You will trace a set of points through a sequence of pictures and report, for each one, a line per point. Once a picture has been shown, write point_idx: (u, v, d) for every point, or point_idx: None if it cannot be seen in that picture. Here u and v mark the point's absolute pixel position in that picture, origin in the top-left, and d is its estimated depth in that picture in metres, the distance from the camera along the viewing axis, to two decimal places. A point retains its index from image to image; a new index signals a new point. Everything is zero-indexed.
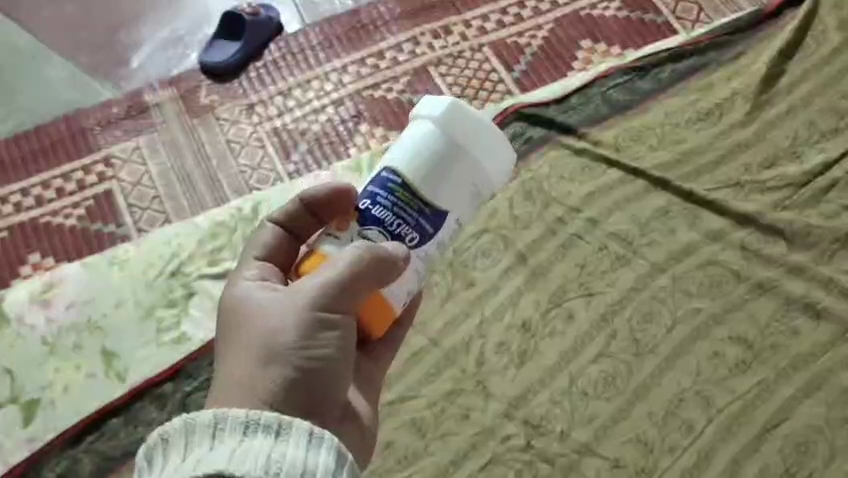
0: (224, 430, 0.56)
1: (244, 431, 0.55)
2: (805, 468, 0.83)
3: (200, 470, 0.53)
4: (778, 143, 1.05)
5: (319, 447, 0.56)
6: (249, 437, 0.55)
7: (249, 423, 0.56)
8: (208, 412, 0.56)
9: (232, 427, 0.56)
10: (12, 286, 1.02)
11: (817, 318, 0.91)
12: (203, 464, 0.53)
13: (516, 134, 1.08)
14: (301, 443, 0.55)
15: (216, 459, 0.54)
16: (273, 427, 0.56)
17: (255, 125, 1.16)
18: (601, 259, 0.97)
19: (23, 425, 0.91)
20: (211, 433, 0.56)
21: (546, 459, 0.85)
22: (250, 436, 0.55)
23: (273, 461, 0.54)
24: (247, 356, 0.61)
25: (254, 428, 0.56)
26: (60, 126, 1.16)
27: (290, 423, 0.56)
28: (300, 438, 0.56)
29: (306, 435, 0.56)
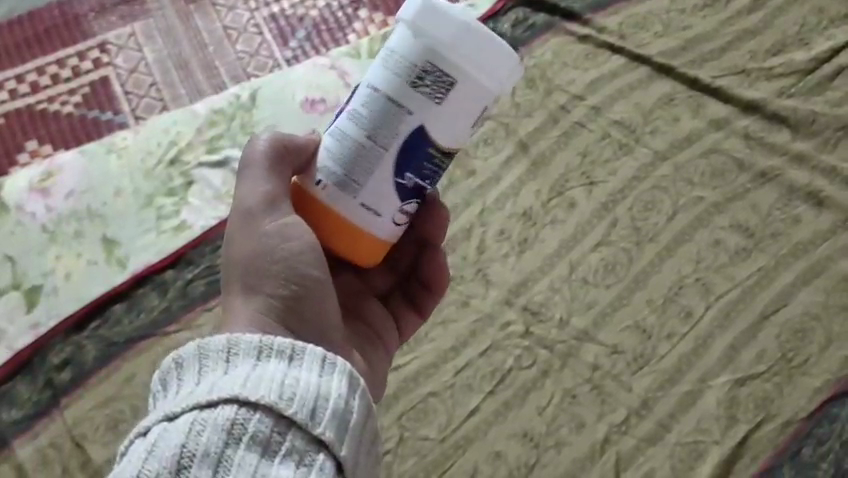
0: (238, 355, 0.50)
1: (258, 355, 0.50)
2: (801, 353, 0.84)
3: (212, 395, 0.47)
4: (786, 29, 1.02)
5: (331, 373, 0.50)
6: (262, 362, 0.50)
7: (262, 349, 0.50)
8: (221, 338, 0.51)
9: (245, 351, 0.50)
10: (10, 174, 1.00)
11: (818, 207, 0.91)
12: (211, 390, 0.47)
13: (519, 20, 1.06)
14: (315, 368, 0.50)
15: (225, 385, 0.47)
16: (286, 353, 0.50)
17: (251, 12, 1.14)
18: (601, 147, 0.96)
19: (26, 310, 0.91)
20: (224, 358, 0.50)
21: (544, 346, 0.85)
22: (263, 360, 0.50)
23: (286, 385, 0.48)
24: (233, 280, 0.58)
25: (267, 353, 0.50)
26: (53, 12, 1.13)
27: (303, 349, 0.51)
28: (313, 362, 0.50)
29: (318, 358, 0.50)
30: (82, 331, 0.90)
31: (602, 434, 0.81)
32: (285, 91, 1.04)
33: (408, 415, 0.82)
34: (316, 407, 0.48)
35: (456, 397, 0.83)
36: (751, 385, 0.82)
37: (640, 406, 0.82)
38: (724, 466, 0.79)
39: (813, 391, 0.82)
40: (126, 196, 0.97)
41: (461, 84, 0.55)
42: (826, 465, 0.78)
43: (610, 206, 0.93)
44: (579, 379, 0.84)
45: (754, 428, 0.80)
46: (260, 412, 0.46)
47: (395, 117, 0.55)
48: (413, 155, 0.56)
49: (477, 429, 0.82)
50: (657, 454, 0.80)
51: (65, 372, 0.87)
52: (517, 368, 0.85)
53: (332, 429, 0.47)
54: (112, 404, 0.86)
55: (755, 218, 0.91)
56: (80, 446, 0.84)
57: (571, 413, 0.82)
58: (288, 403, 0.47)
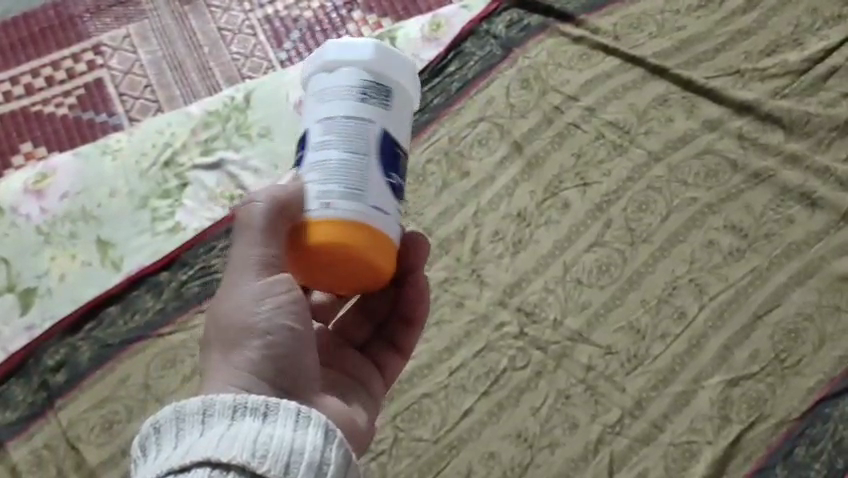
0: (213, 415, 0.51)
1: (232, 415, 0.51)
2: (794, 354, 0.84)
3: (188, 458, 0.48)
4: (780, 30, 1.02)
5: (306, 425, 0.51)
6: (237, 420, 0.51)
7: (237, 407, 0.51)
8: (196, 399, 0.52)
9: (220, 411, 0.51)
10: (5, 176, 1.01)
11: (812, 207, 0.91)
12: (187, 453, 0.49)
13: (514, 20, 1.06)
14: (290, 423, 0.51)
15: (199, 447, 0.49)
16: (260, 409, 0.51)
17: (246, 12, 1.14)
18: (596, 147, 0.97)
19: (21, 311, 0.91)
20: (200, 420, 0.51)
21: (539, 346, 0.86)
22: (237, 419, 0.51)
23: (259, 442, 0.49)
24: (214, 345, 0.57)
25: (242, 412, 0.51)
26: (49, 13, 1.14)
27: (278, 403, 0.52)
28: (288, 417, 0.51)
29: (293, 413, 0.51)
30: (77, 332, 0.90)
31: (596, 434, 0.81)
32: (279, 93, 1.04)
33: (402, 416, 0.83)
34: (290, 462, 0.49)
35: (450, 398, 0.83)
36: (744, 385, 0.82)
37: (634, 406, 0.82)
38: (717, 467, 0.79)
39: (806, 392, 0.82)
40: (121, 196, 0.98)
41: (380, 87, 0.58)
42: (819, 465, 0.78)
43: (605, 205, 0.93)
44: (573, 380, 0.84)
45: (747, 428, 0.80)
46: (234, 472, 0.48)
47: (359, 129, 0.57)
48: (386, 155, 0.57)
49: (472, 430, 0.82)
50: (651, 454, 0.80)
51: (61, 373, 0.87)
52: (512, 368, 0.85)
53: None
54: (108, 406, 0.86)
55: (748, 219, 0.91)
56: (75, 448, 0.84)
57: (565, 413, 0.82)
58: (261, 461, 0.48)
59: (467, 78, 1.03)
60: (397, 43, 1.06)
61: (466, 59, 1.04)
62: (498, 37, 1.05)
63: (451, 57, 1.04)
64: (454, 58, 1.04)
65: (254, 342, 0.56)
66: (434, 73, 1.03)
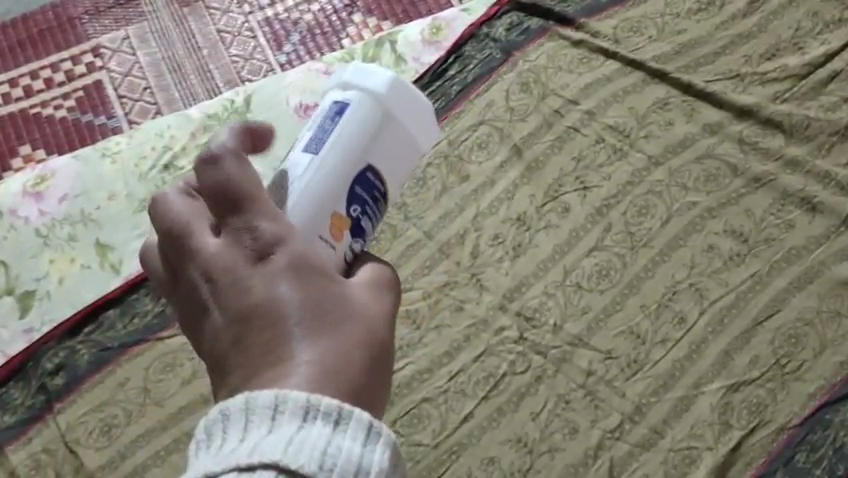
0: (283, 413, 0.42)
1: (304, 416, 0.42)
2: (795, 359, 0.83)
3: (249, 459, 0.39)
4: (781, 34, 1.02)
5: (376, 442, 0.42)
6: (308, 423, 0.41)
7: (309, 408, 0.42)
8: (268, 393, 0.42)
9: (291, 410, 0.42)
10: (4, 179, 1.01)
11: (812, 212, 0.91)
12: (252, 454, 0.40)
13: (514, 24, 1.06)
14: (361, 436, 0.42)
15: (266, 450, 0.40)
16: (333, 416, 0.42)
17: (245, 15, 1.14)
18: (596, 150, 0.97)
19: (19, 315, 0.91)
20: (270, 416, 0.42)
21: (538, 351, 0.85)
22: (309, 422, 0.42)
23: (327, 454, 0.40)
24: (343, 355, 0.45)
25: (314, 414, 0.42)
26: (48, 16, 1.14)
27: (351, 412, 0.43)
28: (359, 429, 0.42)
29: (366, 425, 0.43)
30: (75, 336, 0.89)
31: (595, 439, 0.81)
32: (278, 97, 1.03)
33: (402, 420, 0.83)
34: None
35: (450, 402, 0.83)
36: (744, 391, 0.82)
37: (634, 412, 0.82)
38: (717, 472, 0.79)
39: (806, 397, 0.82)
40: (120, 198, 0.97)
41: None
42: (820, 470, 0.78)
43: (606, 208, 0.93)
44: (572, 385, 0.84)
45: (748, 433, 0.80)
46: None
47: None
48: None
49: (471, 435, 0.82)
50: (650, 459, 0.80)
51: (59, 377, 0.87)
52: (511, 373, 0.85)
53: None
54: (107, 409, 0.85)
55: (749, 223, 0.91)
56: (74, 452, 0.83)
57: (565, 418, 0.82)
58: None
59: (467, 82, 1.03)
60: (397, 46, 1.06)
61: (465, 62, 1.04)
62: (497, 40, 1.06)
63: (451, 60, 1.04)
64: (455, 61, 1.04)
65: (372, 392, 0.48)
66: (435, 76, 1.03)
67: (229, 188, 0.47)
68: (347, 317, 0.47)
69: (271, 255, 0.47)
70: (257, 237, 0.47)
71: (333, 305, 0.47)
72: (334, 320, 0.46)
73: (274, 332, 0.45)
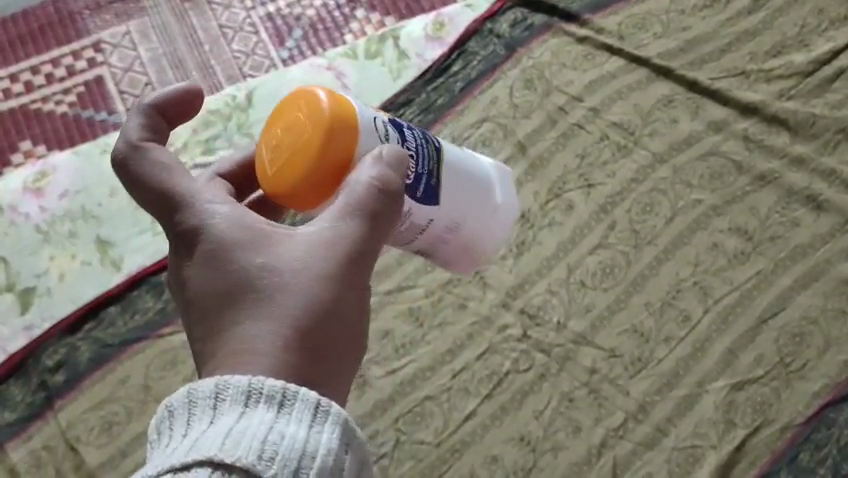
0: (225, 400, 0.42)
1: (245, 401, 0.42)
2: (800, 358, 0.83)
3: (188, 456, 0.39)
4: (786, 31, 1.02)
5: (324, 422, 0.42)
6: (250, 408, 0.42)
7: (251, 392, 0.42)
8: (209, 380, 0.43)
9: (232, 396, 0.42)
10: (4, 175, 1.00)
11: (817, 210, 0.90)
12: (191, 449, 0.40)
13: (517, 20, 1.06)
14: (306, 418, 0.42)
15: (202, 444, 0.40)
16: (277, 397, 0.42)
17: (247, 11, 1.13)
18: (600, 147, 0.96)
19: (19, 312, 0.91)
20: (211, 406, 0.42)
21: (542, 349, 0.85)
22: (251, 407, 0.42)
23: (269, 442, 0.40)
24: (259, 332, 0.45)
25: (256, 398, 0.42)
26: (48, 10, 1.13)
27: (297, 392, 0.43)
28: (305, 410, 0.42)
29: (312, 406, 0.43)
30: (75, 333, 0.89)
31: (599, 438, 0.80)
32: (280, 92, 1.03)
33: (404, 418, 0.82)
34: (302, 470, 0.40)
35: (453, 401, 0.83)
36: (748, 390, 0.82)
37: (638, 410, 0.82)
38: (720, 471, 0.78)
39: (811, 396, 0.81)
40: (122, 195, 0.97)
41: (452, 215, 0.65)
42: (824, 469, 0.78)
43: (610, 206, 0.92)
44: (576, 383, 0.83)
45: (752, 432, 0.80)
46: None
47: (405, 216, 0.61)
48: None
49: (474, 433, 0.81)
50: (654, 458, 0.79)
51: (59, 373, 0.87)
52: (515, 371, 0.84)
53: None
54: (106, 406, 0.85)
55: (754, 221, 0.90)
56: (74, 449, 0.83)
57: (568, 417, 0.82)
58: (268, 467, 0.39)
59: (471, 78, 1.02)
60: (401, 43, 1.06)
61: (469, 59, 1.03)
62: (501, 37, 1.05)
63: (455, 57, 1.04)
64: (457, 58, 1.04)
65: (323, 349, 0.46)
66: (438, 73, 1.02)
67: (147, 183, 0.52)
68: (274, 285, 0.46)
69: (202, 244, 0.49)
70: (184, 231, 0.50)
71: (260, 275, 0.47)
72: (257, 291, 0.46)
73: (208, 324, 0.47)
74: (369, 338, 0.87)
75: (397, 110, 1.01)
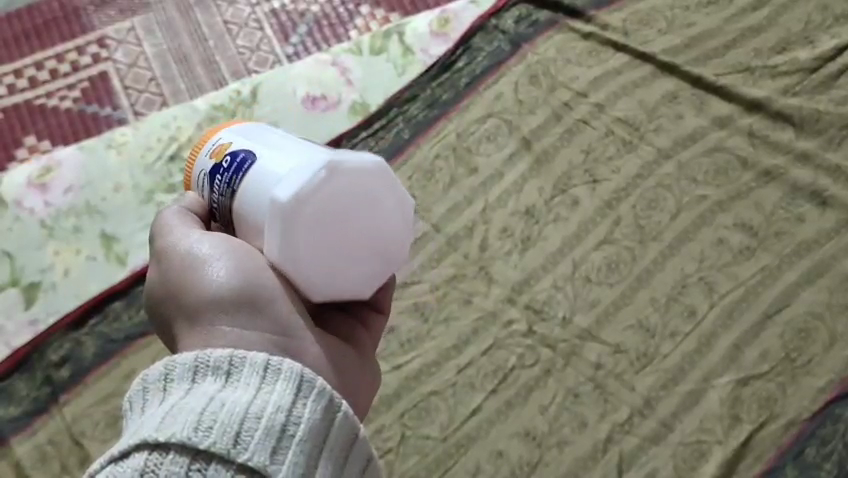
0: (174, 380, 0.47)
1: (193, 377, 0.47)
2: (805, 353, 0.83)
3: (128, 443, 0.43)
4: (790, 27, 1.02)
5: (272, 382, 0.46)
6: (197, 383, 0.46)
7: (197, 369, 0.47)
8: (156, 366, 0.48)
9: (179, 375, 0.47)
10: (8, 170, 1.00)
11: (822, 206, 0.90)
12: (137, 430, 0.44)
13: (522, 16, 1.06)
14: (254, 381, 0.46)
15: (145, 425, 0.44)
16: (223, 368, 0.47)
17: (251, 6, 1.13)
18: (606, 142, 0.96)
19: (25, 307, 0.91)
20: (162, 387, 0.47)
21: (547, 344, 0.85)
22: (198, 382, 0.46)
23: (207, 413, 0.43)
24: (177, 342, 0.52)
25: (203, 373, 0.47)
26: (53, 6, 1.13)
27: (242, 361, 0.47)
28: (253, 375, 0.46)
29: (259, 370, 0.46)
30: (81, 327, 0.89)
31: (605, 433, 0.80)
32: (285, 89, 1.03)
33: (410, 413, 0.82)
34: (241, 432, 0.43)
35: (458, 396, 0.83)
36: (754, 385, 0.82)
37: (644, 405, 0.82)
38: (726, 466, 0.78)
39: (816, 392, 0.81)
40: (125, 190, 0.97)
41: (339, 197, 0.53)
42: (830, 465, 0.78)
43: (615, 202, 0.92)
44: (581, 379, 0.83)
45: (757, 428, 0.80)
46: (174, 451, 0.42)
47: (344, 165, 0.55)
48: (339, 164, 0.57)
49: (480, 428, 0.81)
50: (660, 454, 0.79)
51: (65, 369, 0.86)
52: (520, 366, 0.84)
53: (263, 453, 0.43)
54: (111, 402, 0.85)
55: (759, 217, 0.90)
56: (79, 443, 0.83)
57: (574, 412, 0.82)
58: (206, 435, 0.42)
59: (476, 74, 1.02)
60: (407, 38, 1.06)
61: (474, 54, 1.03)
62: (506, 33, 1.05)
63: (460, 53, 1.03)
64: (463, 54, 1.03)
65: (203, 299, 0.51)
66: (443, 68, 1.02)
67: None
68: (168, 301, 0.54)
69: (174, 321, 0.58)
70: None
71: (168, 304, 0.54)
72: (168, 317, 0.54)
73: None
74: None
75: (402, 105, 1.00)
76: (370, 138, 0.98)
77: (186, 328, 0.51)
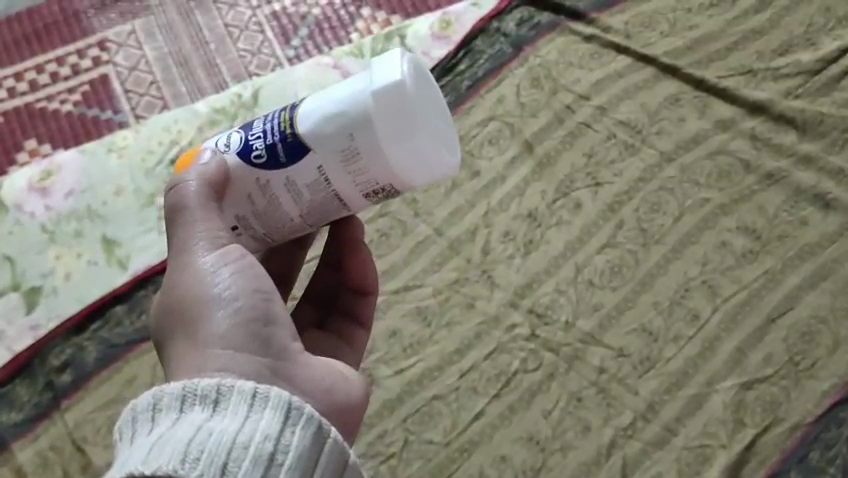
0: (162, 410, 0.48)
1: (181, 406, 0.47)
2: (809, 357, 0.83)
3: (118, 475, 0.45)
4: (793, 29, 1.02)
5: (259, 410, 0.47)
6: (185, 413, 0.47)
7: (185, 397, 0.47)
8: (145, 395, 0.49)
9: (167, 405, 0.48)
10: (9, 174, 1.00)
11: (826, 209, 0.90)
12: (125, 464, 0.45)
13: (524, 19, 1.06)
14: (241, 409, 0.46)
15: (133, 458, 0.45)
16: (211, 396, 0.47)
17: (252, 9, 1.13)
18: (608, 145, 0.96)
19: (26, 311, 0.90)
20: (150, 417, 0.48)
21: (550, 348, 0.85)
22: (186, 411, 0.47)
23: (194, 443, 0.44)
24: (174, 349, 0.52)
25: (191, 401, 0.47)
26: (53, 9, 1.13)
27: (230, 388, 0.47)
28: (240, 403, 0.47)
29: (247, 397, 0.47)
30: (83, 331, 0.89)
31: (608, 438, 0.80)
32: (286, 90, 1.03)
33: (413, 418, 0.82)
34: (227, 462, 0.44)
35: (461, 400, 0.83)
36: (758, 389, 0.81)
37: (647, 409, 0.81)
38: (730, 470, 0.78)
39: (820, 395, 0.81)
40: (126, 194, 0.97)
41: None
42: (834, 469, 0.78)
43: (618, 205, 0.92)
44: (585, 383, 0.83)
45: (761, 432, 0.79)
46: None
47: None
48: None
49: (483, 432, 0.81)
50: (664, 458, 0.79)
51: (66, 374, 0.86)
52: (523, 370, 0.84)
53: None
54: (113, 407, 0.84)
55: (762, 220, 0.90)
56: (81, 449, 0.82)
57: (577, 416, 0.81)
58: (193, 467, 0.43)
59: (477, 76, 1.02)
60: (408, 40, 1.06)
61: (475, 57, 1.03)
62: (507, 35, 1.05)
63: (461, 55, 1.03)
64: (464, 56, 1.03)
65: (206, 315, 0.51)
66: (445, 71, 1.02)
67: None
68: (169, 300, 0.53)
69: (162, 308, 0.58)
70: None
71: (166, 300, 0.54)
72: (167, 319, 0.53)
73: None
74: (376, 336, 0.86)
75: None
76: None
77: (186, 340, 0.51)
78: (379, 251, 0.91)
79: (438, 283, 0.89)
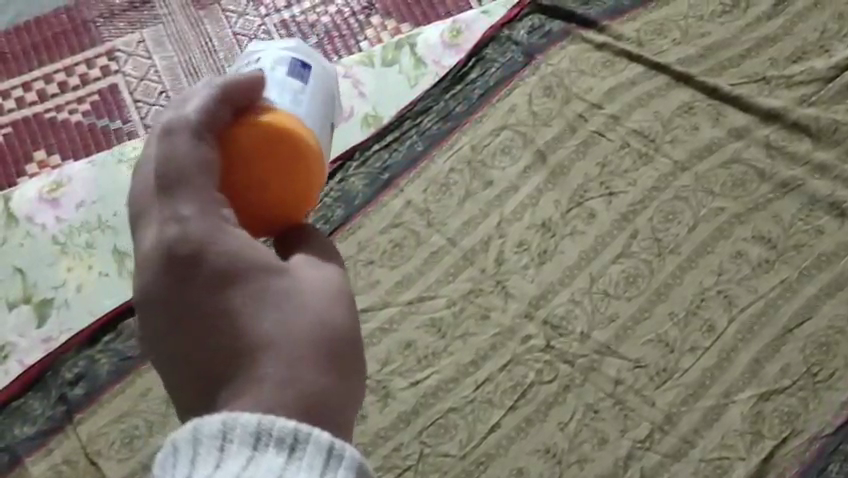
0: (232, 442, 0.46)
1: (254, 444, 0.46)
2: (827, 367, 0.82)
3: None
4: (806, 36, 1.01)
5: (332, 467, 0.46)
6: (259, 452, 0.45)
7: (260, 435, 0.46)
8: (220, 420, 0.47)
9: (241, 438, 0.46)
10: (19, 185, 0.99)
11: (842, 217, 0.89)
12: None
13: (535, 27, 1.05)
14: (315, 463, 0.45)
15: None
16: (286, 441, 0.46)
17: (261, 17, 1.12)
18: (623, 154, 0.95)
19: (38, 324, 0.90)
20: (218, 446, 0.46)
21: (566, 360, 0.84)
22: (259, 450, 0.45)
23: None
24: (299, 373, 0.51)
25: (266, 441, 0.46)
26: (61, 18, 1.12)
27: (306, 437, 0.47)
28: (314, 455, 0.46)
29: (321, 450, 0.46)
30: (95, 343, 0.88)
31: (625, 450, 0.80)
32: None
33: (428, 431, 0.82)
34: None
35: (477, 412, 0.82)
36: (776, 400, 0.81)
37: (664, 421, 0.81)
38: None
39: (837, 406, 0.80)
40: None
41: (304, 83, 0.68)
42: None
43: (632, 214, 0.92)
44: (601, 395, 0.82)
45: (780, 443, 0.79)
46: None
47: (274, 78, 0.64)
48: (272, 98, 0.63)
49: (499, 445, 0.81)
50: (682, 470, 0.79)
51: (79, 387, 0.86)
52: (539, 382, 0.83)
53: None
54: (126, 420, 0.84)
55: (778, 229, 0.90)
56: (95, 463, 0.82)
57: (595, 428, 0.81)
58: None
59: (489, 84, 1.01)
60: (417, 49, 1.05)
61: (487, 65, 1.03)
62: (519, 43, 1.04)
63: (472, 64, 1.03)
64: (475, 65, 1.03)
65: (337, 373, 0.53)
66: (456, 80, 1.02)
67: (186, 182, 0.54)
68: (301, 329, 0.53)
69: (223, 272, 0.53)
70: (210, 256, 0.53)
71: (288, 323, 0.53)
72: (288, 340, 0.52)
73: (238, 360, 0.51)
74: (390, 347, 0.86)
75: (415, 116, 0.99)
76: (383, 150, 0.97)
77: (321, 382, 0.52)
78: (394, 261, 0.90)
79: (452, 294, 0.88)
